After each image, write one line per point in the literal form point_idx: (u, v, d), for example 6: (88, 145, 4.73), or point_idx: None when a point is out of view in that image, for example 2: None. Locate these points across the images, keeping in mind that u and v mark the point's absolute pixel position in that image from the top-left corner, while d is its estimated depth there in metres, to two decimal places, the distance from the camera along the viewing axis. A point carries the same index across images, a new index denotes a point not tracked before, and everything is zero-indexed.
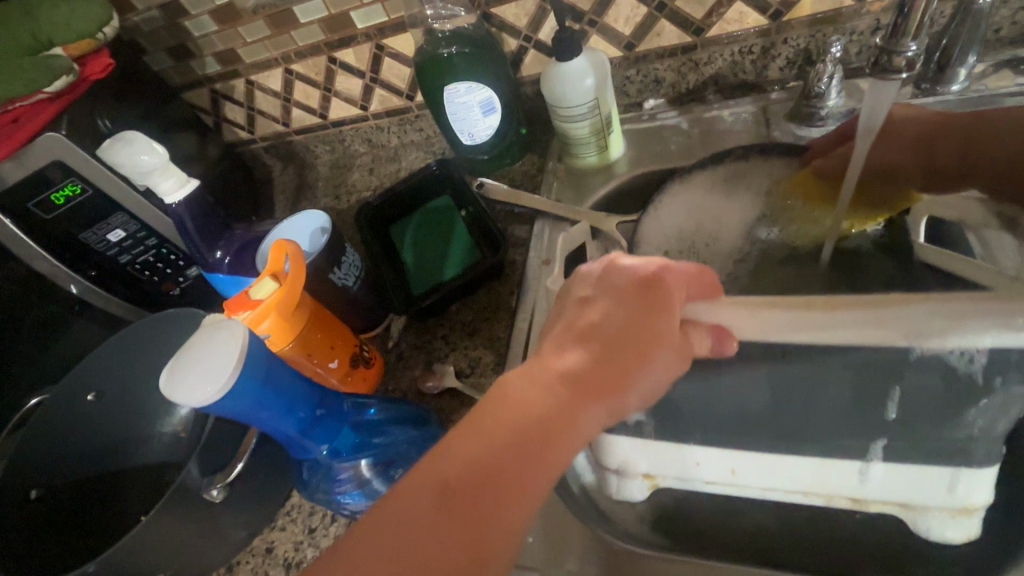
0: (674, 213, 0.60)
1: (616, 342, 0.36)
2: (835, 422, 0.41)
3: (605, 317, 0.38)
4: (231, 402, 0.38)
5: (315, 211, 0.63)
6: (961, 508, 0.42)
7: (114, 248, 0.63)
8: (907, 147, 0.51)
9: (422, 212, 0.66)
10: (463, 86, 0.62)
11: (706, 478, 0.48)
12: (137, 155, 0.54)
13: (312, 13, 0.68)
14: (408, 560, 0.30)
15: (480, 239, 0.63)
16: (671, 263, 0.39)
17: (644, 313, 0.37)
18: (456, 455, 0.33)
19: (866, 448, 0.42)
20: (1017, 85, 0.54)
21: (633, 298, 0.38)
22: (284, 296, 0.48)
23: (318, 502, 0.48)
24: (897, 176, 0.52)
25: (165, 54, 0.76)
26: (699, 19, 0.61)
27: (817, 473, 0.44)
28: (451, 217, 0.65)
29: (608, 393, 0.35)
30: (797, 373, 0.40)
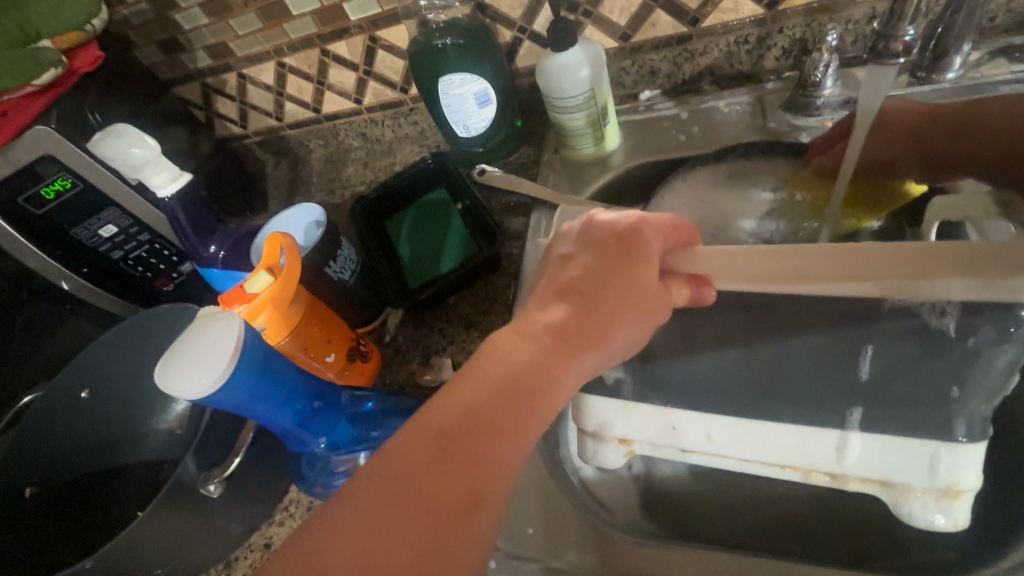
0: (677, 210, 0.60)
1: (595, 294, 0.38)
2: (807, 382, 0.44)
3: (585, 272, 0.39)
4: (227, 394, 0.37)
5: (309, 205, 0.63)
6: (947, 491, 0.40)
7: (106, 244, 0.62)
8: (902, 136, 0.51)
9: (418, 205, 0.65)
10: (457, 78, 0.62)
11: (685, 445, 0.47)
12: (128, 148, 0.54)
13: (304, 4, 0.67)
14: (406, 500, 0.31)
15: (476, 232, 0.63)
16: (647, 216, 0.41)
17: (625, 264, 0.38)
18: (448, 402, 0.34)
19: (843, 416, 0.43)
20: (1012, 73, 0.55)
21: (611, 252, 0.39)
22: (279, 289, 0.48)
23: (317, 495, 0.48)
24: (894, 163, 0.52)
25: (155, 48, 0.75)
26: (694, 9, 0.61)
27: (795, 441, 0.44)
28: (447, 210, 0.64)
29: (583, 344, 0.37)
30: (774, 331, 0.45)
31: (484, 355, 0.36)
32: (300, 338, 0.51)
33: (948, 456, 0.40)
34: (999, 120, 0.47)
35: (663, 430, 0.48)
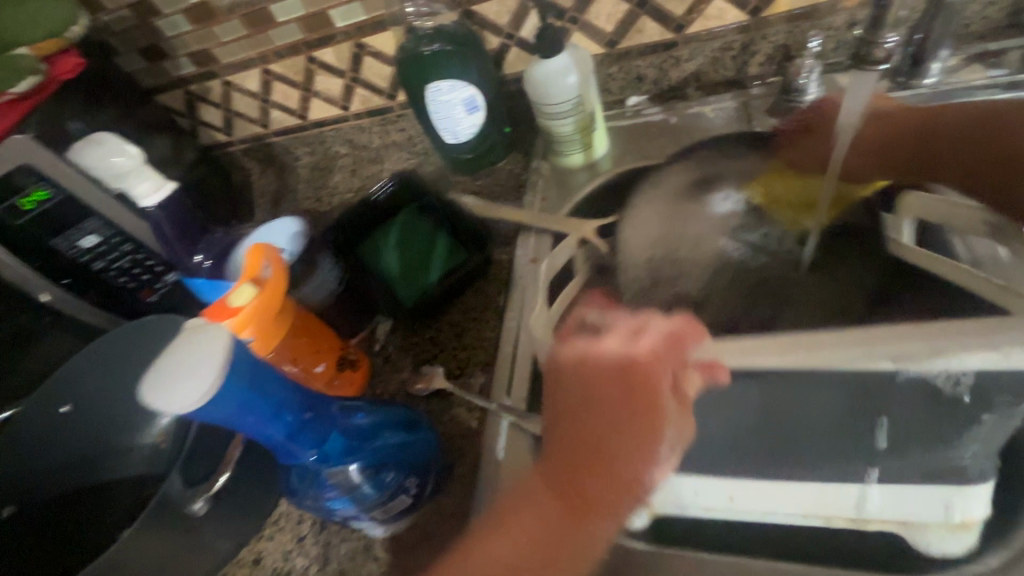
0: (650, 218, 0.58)
1: (592, 450, 0.39)
2: (823, 435, 0.39)
3: (585, 428, 0.39)
4: (217, 406, 0.36)
5: (286, 219, 0.62)
6: (961, 524, 0.41)
7: (88, 255, 0.60)
8: (863, 147, 0.54)
9: (402, 220, 0.62)
10: (446, 84, 0.62)
11: (704, 505, 0.44)
12: (108, 157, 0.56)
13: (290, 11, 0.67)
14: None
15: (464, 243, 0.62)
16: (645, 337, 0.39)
17: (625, 410, 0.38)
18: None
19: (862, 472, 0.40)
20: (988, 78, 0.56)
21: (611, 395, 0.39)
22: (265, 302, 0.47)
23: (306, 508, 0.47)
24: (861, 174, 0.54)
25: (137, 55, 0.74)
26: (679, 15, 0.62)
27: (819, 495, 0.41)
28: (427, 227, 0.61)
29: (581, 500, 0.39)
30: (779, 385, 0.38)
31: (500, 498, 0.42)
32: (289, 349, 0.51)
33: (962, 500, 0.40)
34: (953, 134, 0.51)
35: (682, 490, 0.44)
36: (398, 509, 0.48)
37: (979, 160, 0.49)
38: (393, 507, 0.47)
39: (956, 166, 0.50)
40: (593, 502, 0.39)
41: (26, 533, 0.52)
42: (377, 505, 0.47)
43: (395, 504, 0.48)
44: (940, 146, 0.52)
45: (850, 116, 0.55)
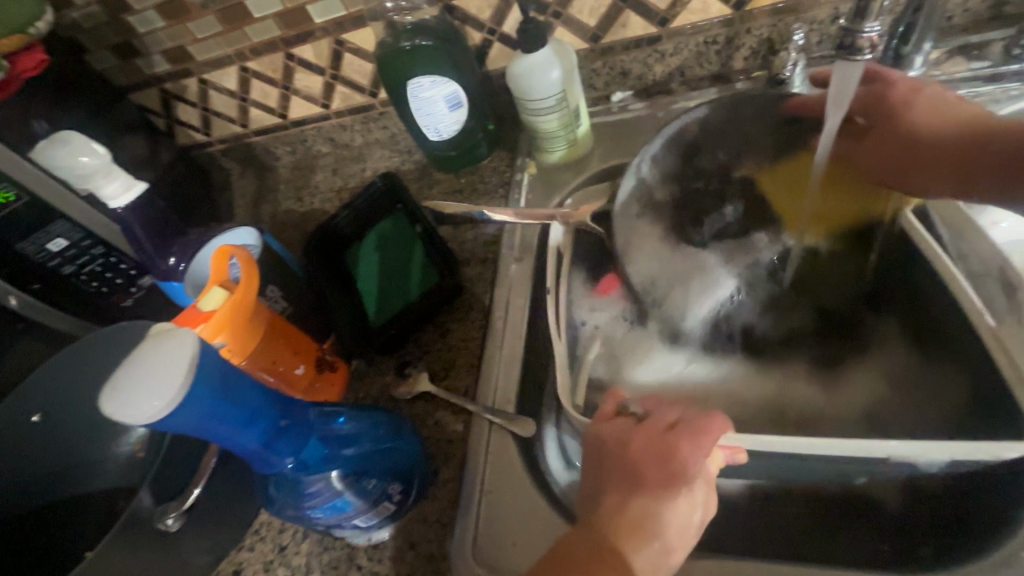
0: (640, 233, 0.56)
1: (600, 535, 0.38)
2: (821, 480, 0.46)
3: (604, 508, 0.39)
4: (185, 414, 0.35)
5: (246, 228, 0.57)
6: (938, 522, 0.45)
7: (56, 259, 0.58)
8: (908, 145, 0.48)
9: (378, 230, 0.58)
10: (426, 80, 0.61)
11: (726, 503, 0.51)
12: (76, 156, 0.54)
13: (266, 6, 0.65)
14: None
15: (437, 247, 0.59)
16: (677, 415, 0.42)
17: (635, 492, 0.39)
18: None
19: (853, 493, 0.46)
20: (970, 71, 0.56)
21: (625, 473, 0.39)
22: (235, 306, 0.47)
23: (288, 517, 0.45)
24: (903, 176, 0.49)
25: (108, 52, 0.72)
26: (663, 9, 0.61)
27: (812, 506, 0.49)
28: (406, 239, 0.59)
29: (613, 548, 0.37)
30: (780, 459, 0.42)
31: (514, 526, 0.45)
32: (266, 353, 0.50)
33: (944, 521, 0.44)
34: (981, 141, 0.44)
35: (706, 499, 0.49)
36: (382, 515, 0.47)
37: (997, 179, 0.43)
38: (377, 513, 0.47)
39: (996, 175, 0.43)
40: (626, 555, 0.37)
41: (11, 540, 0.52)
42: (362, 511, 0.46)
43: (379, 510, 0.47)
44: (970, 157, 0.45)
45: (908, 109, 0.48)
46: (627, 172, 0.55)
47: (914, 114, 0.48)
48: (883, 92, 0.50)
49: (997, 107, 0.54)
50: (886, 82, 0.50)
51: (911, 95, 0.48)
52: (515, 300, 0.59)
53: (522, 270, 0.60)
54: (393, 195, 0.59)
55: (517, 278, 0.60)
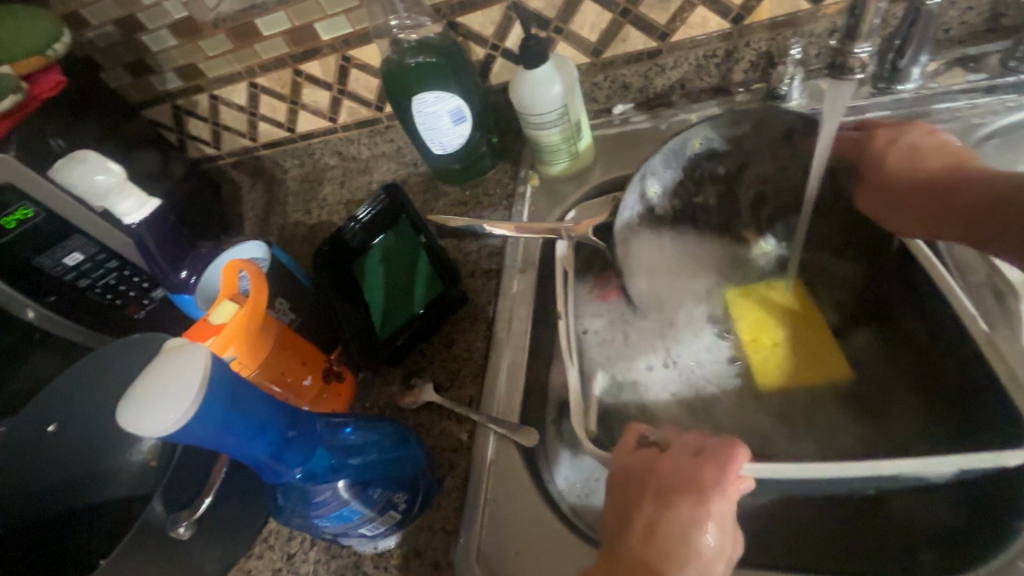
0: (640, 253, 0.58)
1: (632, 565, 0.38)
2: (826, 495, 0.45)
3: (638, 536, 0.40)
4: (196, 426, 0.36)
5: (255, 242, 0.59)
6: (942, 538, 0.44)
7: (72, 273, 0.60)
8: (890, 192, 0.50)
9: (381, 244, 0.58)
10: (431, 96, 0.62)
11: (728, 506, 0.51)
12: (93, 175, 0.56)
13: (275, 25, 0.67)
14: None
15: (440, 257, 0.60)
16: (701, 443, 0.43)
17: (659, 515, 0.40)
18: None
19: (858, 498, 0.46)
20: (968, 82, 0.57)
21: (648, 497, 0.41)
22: (245, 318, 0.48)
23: (295, 526, 0.46)
24: (891, 219, 0.51)
25: (123, 70, 0.74)
26: (662, 24, 0.62)
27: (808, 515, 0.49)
28: (409, 250, 0.60)
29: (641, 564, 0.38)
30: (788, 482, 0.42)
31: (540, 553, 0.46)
32: (274, 365, 0.51)
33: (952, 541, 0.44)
34: (954, 184, 0.47)
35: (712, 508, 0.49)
36: (388, 524, 0.48)
37: (973, 215, 0.45)
38: (382, 521, 0.47)
39: (965, 224, 0.45)
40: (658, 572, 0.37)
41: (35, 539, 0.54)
42: (367, 521, 0.47)
43: (384, 519, 0.48)
44: (947, 198, 0.47)
45: (888, 157, 0.51)
46: (632, 179, 0.53)
47: (886, 163, 0.50)
48: (864, 141, 0.53)
49: (992, 120, 0.55)
50: (868, 133, 0.53)
51: (892, 144, 0.51)
52: (518, 309, 0.60)
53: (525, 280, 0.61)
54: (398, 208, 0.59)
55: (520, 289, 0.61)
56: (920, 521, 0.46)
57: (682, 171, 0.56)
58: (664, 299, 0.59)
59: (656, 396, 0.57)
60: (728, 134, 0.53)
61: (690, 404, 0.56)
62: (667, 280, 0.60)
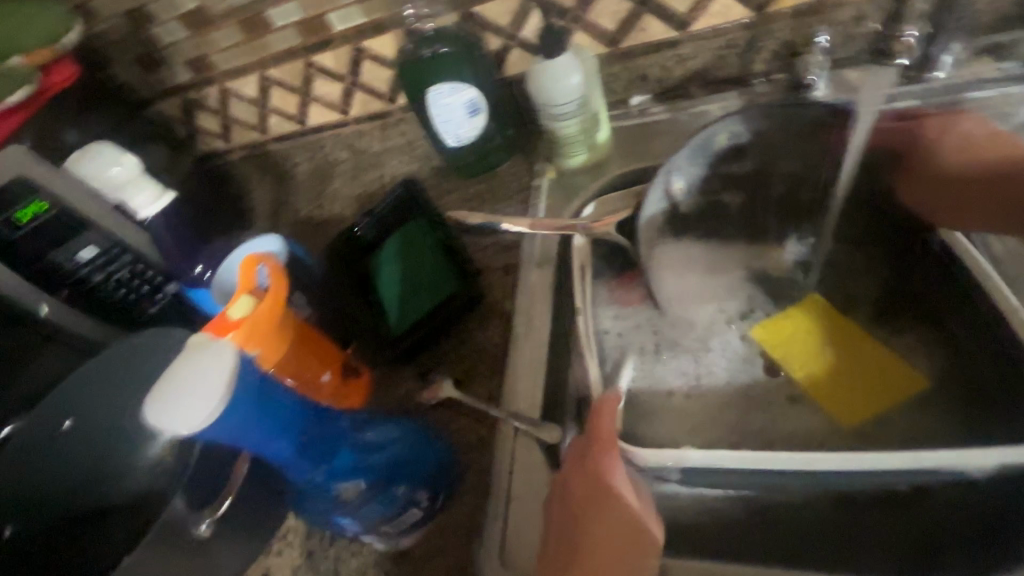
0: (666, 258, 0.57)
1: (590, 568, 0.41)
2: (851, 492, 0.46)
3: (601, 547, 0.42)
4: (226, 421, 0.38)
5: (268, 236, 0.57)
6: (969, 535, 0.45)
7: (87, 266, 0.59)
8: (944, 182, 0.51)
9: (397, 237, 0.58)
10: (446, 87, 0.62)
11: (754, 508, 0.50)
12: (109, 168, 0.58)
13: (288, 15, 0.66)
14: None
15: (456, 253, 0.59)
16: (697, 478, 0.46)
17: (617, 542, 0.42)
18: None
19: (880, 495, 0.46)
20: (999, 71, 0.55)
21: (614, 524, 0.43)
22: (267, 314, 0.48)
23: (315, 523, 0.47)
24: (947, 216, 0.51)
25: (132, 62, 0.73)
26: (683, 13, 0.61)
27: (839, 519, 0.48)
28: (423, 244, 0.59)
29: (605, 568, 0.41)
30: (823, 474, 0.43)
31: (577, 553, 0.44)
32: (294, 361, 0.51)
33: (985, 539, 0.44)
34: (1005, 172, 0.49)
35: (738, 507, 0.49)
36: (409, 522, 0.48)
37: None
38: (404, 519, 0.48)
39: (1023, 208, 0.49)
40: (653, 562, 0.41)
41: (50, 539, 0.54)
42: (387, 519, 0.47)
43: (407, 516, 0.48)
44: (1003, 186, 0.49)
45: (941, 148, 0.51)
46: (654, 178, 0.53)
47: (947, 153, 0.51)
48: (910, 131, 0.52)
49: (1015, 111, 0.55)
50: (914, 121, 0.52)
51: (940, 134, 0.51)
52: (536, 306, 0.59)
53: (543, 275, 0.60)
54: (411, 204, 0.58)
55: (539, 285, 0.60)
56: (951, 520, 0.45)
57: (708, 167, 0.54)
58: (682, 295, 0.59)
59: (685, 402, 0.56)
60: (752, 129, 0.52)
61: (710, 400, 0.56)
62: (687, 276, 0.59)
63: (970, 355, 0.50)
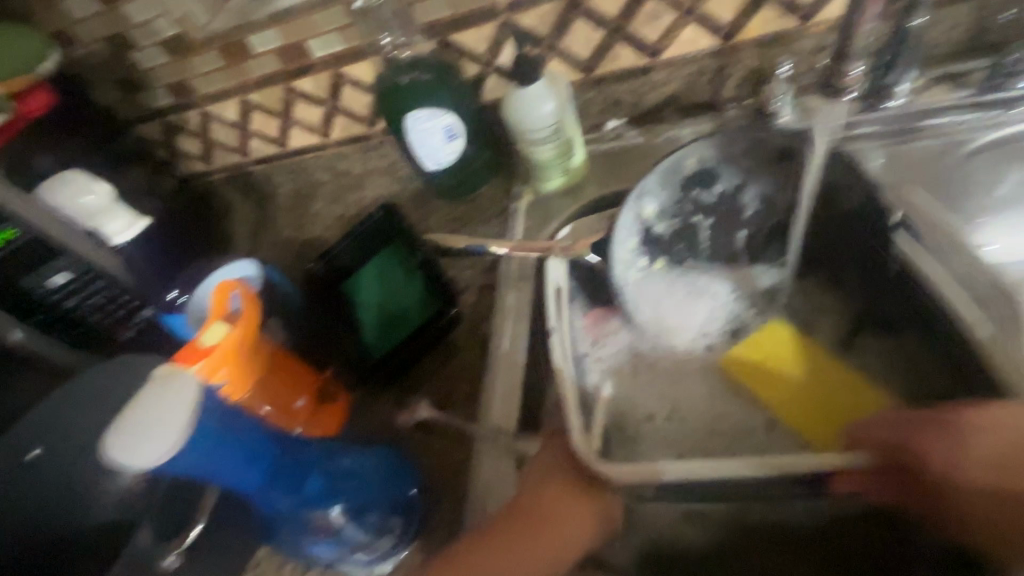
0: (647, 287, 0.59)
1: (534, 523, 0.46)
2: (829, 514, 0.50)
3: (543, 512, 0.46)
4: (189, 456, 0.37)
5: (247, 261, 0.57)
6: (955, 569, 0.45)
7: (59, 292, 0.59)
8: None
9: (376, 259, 0.59)
10: (425, 113, 0.63)
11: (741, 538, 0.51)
12: (80, 197, 0.58)
13: (267, 42, 0.67)
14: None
15: (436, 276, 0.60)
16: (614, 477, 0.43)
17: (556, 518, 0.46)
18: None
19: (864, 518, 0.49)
20: (953, 100, 0.58)
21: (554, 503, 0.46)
22: (238, 343, 0.47)
23: (288, 553, 0.47)
24: None
25: (112, 86, 0.74)
26: (654, 41, 0.63)
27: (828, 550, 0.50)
28: (403, 264, 0.60)
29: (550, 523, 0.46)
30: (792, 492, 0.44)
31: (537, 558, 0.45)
32: (267, 389, 0.51)
33: None
34: None
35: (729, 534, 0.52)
36: (382, 550, 0.48)
37: None
38: (378, 546, 0.48)
39: None
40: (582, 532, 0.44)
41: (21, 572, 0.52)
42: (363, 545, 0.47)
43: (380, 543, 0.48)
44: None
45: None
46: (625, 205, 0.54)
47: None
48: None
49: (977, 136, 0.57)
50: None
51: None
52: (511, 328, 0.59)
53: (521, 296, 0.61)
54: (390, 228, 0.59)
55: (517, 305, 0.60)
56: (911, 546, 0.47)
57: (679, 192, 0.56)
58: (665, 319, 0.59)
59: (666, 425, 0.58)
60: (720, 152, 0.54)
61: (694, 421, 0.57)
62: (665, 298, 0.59)
63: (938, 379, 0.50)
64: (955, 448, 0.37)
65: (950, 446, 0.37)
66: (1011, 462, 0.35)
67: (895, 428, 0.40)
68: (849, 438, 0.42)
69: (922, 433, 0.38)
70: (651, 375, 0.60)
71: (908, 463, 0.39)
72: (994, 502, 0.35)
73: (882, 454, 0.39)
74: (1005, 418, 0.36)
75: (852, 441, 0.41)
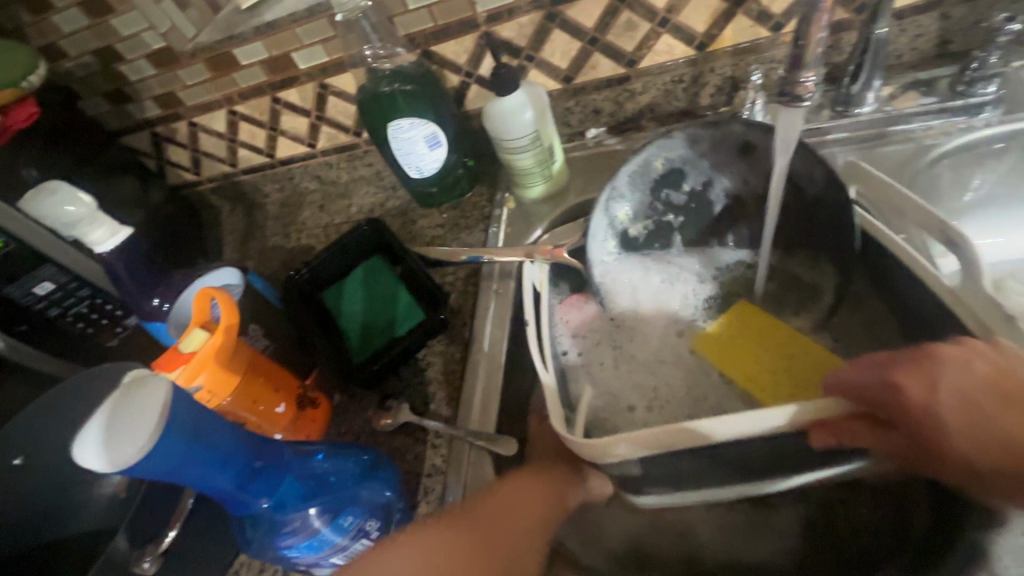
0: (623, 286, 0.61)
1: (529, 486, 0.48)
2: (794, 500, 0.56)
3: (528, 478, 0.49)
4: (156, 462, 0.37)
5: (230, 270, 0.59)
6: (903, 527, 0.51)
7: (43, 301, 0.60)
8: None
9: (365, 268, 0.62)
10: (406, 122, 0.62)
11: (715, 524, 0.56)
12: (63, 206, 0.54)
13: (252, 54, 0.68)
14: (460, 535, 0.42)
15: (421, 284, 0.61)
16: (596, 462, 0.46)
17: (543, 488, 0.48)
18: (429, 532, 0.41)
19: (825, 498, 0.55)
20: (920, 106, 0.59)
21: (539, 477, 0.49)
22: (218, 348, 0.48)
23: (266, 558, 0.47)
24: None
25: (101, 98, 0.75)
26: (630, 51, 0.65)
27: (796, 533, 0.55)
28: (389, 275, 0.62)
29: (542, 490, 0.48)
30: (747, 479, 0.50)
31: (498, 522, 0.44)
32: (245, 393, 0.50)
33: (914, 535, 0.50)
34: None
35: (703, 521, 0.56)
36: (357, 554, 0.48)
37: None
38: (354, 550, 0.48)
39: None
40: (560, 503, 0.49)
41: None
42: (337, 551, 0.47)
43: (356, 546, 0.48)
44: None
45: None
46: (595, 208, 0.56)
47: None
48: None
49: (943, 141, 0.58)
50: None
51: None
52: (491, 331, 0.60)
53: (502, 301, 0.62)
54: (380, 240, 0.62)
55: (497, 308, 0.62)
56: (887, 526, 0.52)
57: (650, 194, 0.58)
58: (641, 310, 0.61)
59: (643, 416, 0.57)
60: (687, 154, 0.55)
61: (675, 411, 0.56)
62: (642, 288, 0.61)
63: None
64: (928, 385, 0.35)
65: (922, 380, 0.35)
66: (977, 401, 0.34)
67: (869, 369, 0.37)
68: (828, 381, 0.39)
69: (898, 370, 0.36)
70: (630, 367, 0.60)
71: (881, 406, 0.36)
72: (965, 416, 0.34)
73: (860, 400, 0.37)
74: (976, 356, 0.35)
75: (826, 386, 0.39)
